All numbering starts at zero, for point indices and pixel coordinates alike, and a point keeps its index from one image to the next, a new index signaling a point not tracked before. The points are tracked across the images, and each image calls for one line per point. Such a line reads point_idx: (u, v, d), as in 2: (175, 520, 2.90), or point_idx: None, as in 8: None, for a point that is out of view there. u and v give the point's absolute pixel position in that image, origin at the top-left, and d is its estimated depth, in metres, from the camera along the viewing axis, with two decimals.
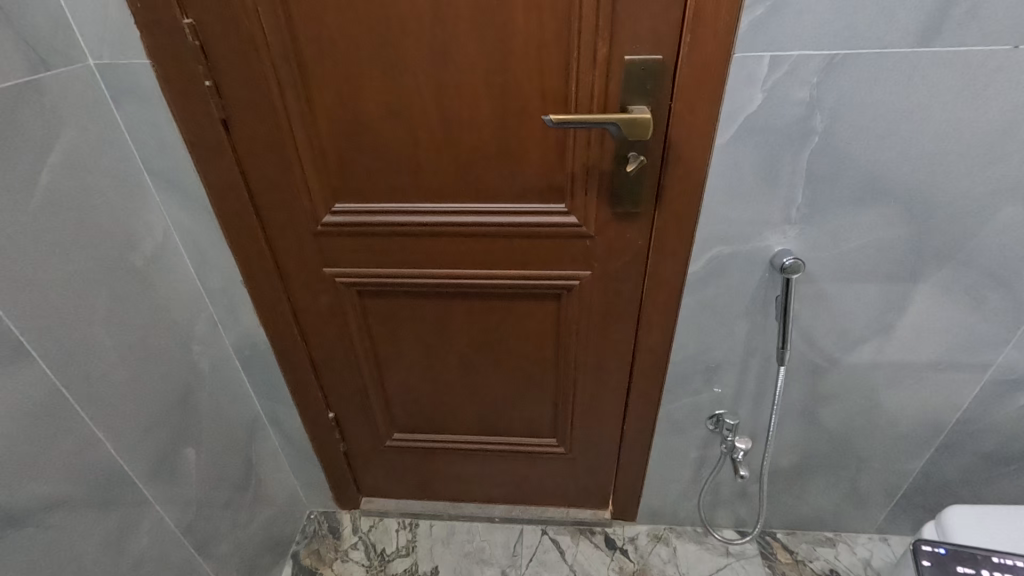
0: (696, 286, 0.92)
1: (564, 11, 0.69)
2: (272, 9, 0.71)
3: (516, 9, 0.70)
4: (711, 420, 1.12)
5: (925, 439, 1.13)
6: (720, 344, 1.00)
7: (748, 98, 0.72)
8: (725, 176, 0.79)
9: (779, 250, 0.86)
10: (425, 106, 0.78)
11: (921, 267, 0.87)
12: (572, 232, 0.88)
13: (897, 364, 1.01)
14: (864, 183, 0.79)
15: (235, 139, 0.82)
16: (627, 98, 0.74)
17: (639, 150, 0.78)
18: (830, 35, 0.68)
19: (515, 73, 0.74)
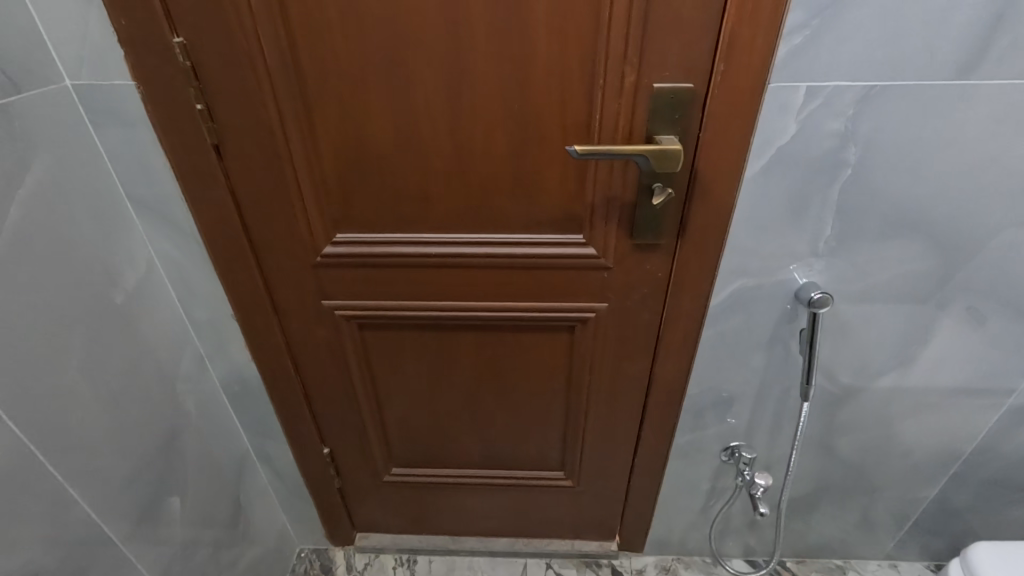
0: (716, 318, 0.88)
1: (591, 37, 0.65)
2: (273, 28, 0.65)
3: (541, 32, 0.65)
4: (725, 452, 1.08)
5: (941, 468, 1.10)
6: (737, 376, 0.97)
7: (781, 128, 0.69)
8: (754, 207, 0.76)
9: (806, 284, 0.83)
10: (438, 131, 0.73)
11: (946, 299, 0.85)
12: (590, 264, 0.84)
13: (916, 395, 0.99)
14: (894, 217, 0.76)
15: (229, 167, 0.75)
16: (654, 127, 0.70)
17: (666, 182, 0.73)
18: (869, 65, 0.65)
19: (536, 99, 0.70)
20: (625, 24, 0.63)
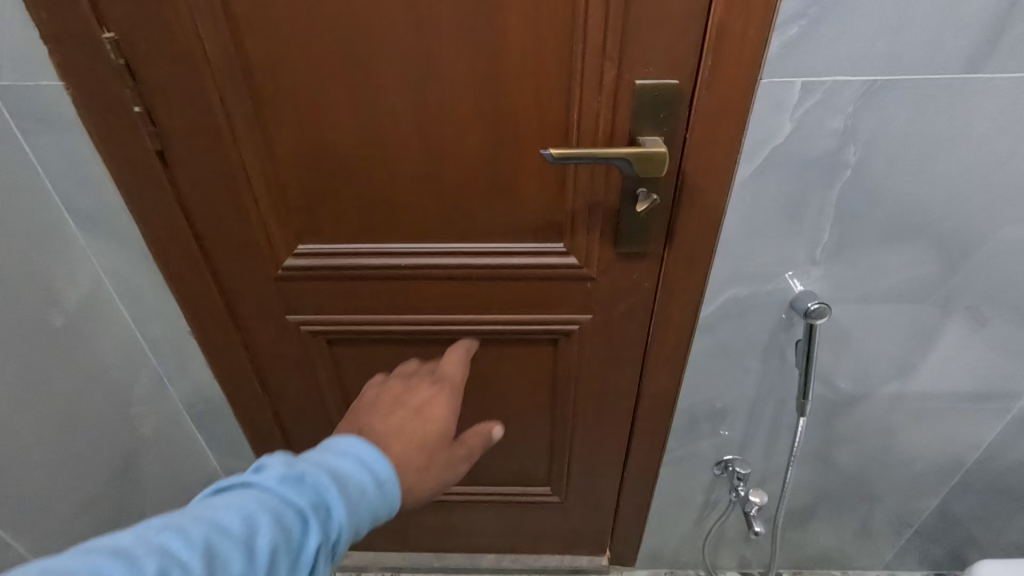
0: (707, 329, 0.83)
1: (568, 30, 0.59)
2: (215, 22, 0.59)
3: (512, 25, 0.59)
4: (718, 466, 1.03)
5: (942, 478, 1.06)
6: (731, 388, 0.92)
7: (775, 127, 0.63)
8: (746, 212, 0.70)
9: (802, 293, 0.78)
10: (404, 134, 0.67)
11: (950, 306, 0.80)
12: (572, 275, 0.78)
13: (919, 404, 0.94)
14: (896, 221, 0.71)
15: (175, 175, 0.69)
16: (638, 128, 0.64)
17: (653, 188, 0.68)
18: (871, 59, 0.59)
19: (509, 99, 0.64)
20: (604, 15, 0.58)
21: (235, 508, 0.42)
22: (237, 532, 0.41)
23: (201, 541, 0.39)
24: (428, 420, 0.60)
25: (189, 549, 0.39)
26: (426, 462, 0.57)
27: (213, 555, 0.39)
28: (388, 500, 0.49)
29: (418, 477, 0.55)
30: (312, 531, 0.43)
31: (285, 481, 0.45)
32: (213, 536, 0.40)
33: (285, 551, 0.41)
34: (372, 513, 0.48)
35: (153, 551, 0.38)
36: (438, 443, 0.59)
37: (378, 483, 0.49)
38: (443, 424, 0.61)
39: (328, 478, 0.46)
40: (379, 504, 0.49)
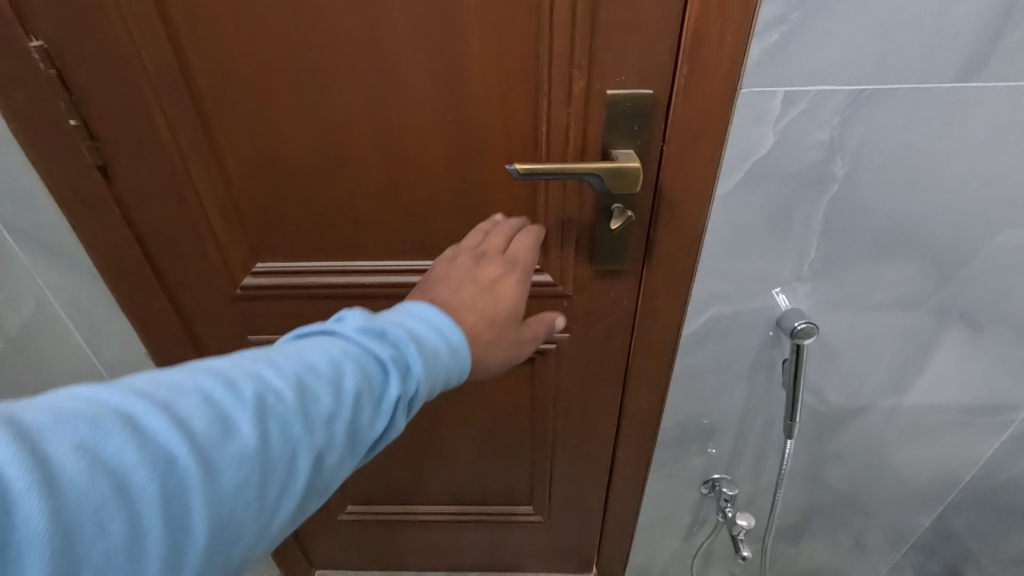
0: (690, 348, 0.79)
1: (533, 36, 0.55)
2: (152, 29, 0.55)
3: (473, 30, 0.55)
4: (706, 485, 0.99)
5: (937, 496, 1.03)
6: (716, 408, 0.88)
7: (757, 139, 0.59)
8: (728, 228, 0.66)
9: (788, 312, 0.74)
10: (362, 146, 0.62)
11: (944, 324, 0.76)
12: (546, 293, 0.74)
13: (912, 422, 0.91)
14: (886, 237, 0.67)
15: (120, 191, 0.65)
16: (610, 140, 0.60)
17: (628, 204, 0.64)
18: (858, 66, 0.55)
19: (473, 109, 0.59)
20: (570, 20, 0.53)
21: (322, 350, 0.39)
22: (324, 370, 0.38)
23: (289, 374, 0.37)
24: (500, 296, 0.54)
25: (279, 381, 0.37)
26: (494, 334, 0.52)
27: (302, 390, 0.37)
28: (461, 367, 0.44)
29: (485, 346, 0.51)
30: (395, 381, 0.40)
31: (365, 331, 0.41)
32: (301, 369, 0.38)
33: (368, 399, 0.39)
34: (448, 375, 0.44)
35: (246, 374, 0.37)
36: (507, 319, 0.54)
37: (450, 349, 0.44)
38: (516, 295, 0.55)
39: (410, 335, 0.42)
40: (457, 368, 0.44)
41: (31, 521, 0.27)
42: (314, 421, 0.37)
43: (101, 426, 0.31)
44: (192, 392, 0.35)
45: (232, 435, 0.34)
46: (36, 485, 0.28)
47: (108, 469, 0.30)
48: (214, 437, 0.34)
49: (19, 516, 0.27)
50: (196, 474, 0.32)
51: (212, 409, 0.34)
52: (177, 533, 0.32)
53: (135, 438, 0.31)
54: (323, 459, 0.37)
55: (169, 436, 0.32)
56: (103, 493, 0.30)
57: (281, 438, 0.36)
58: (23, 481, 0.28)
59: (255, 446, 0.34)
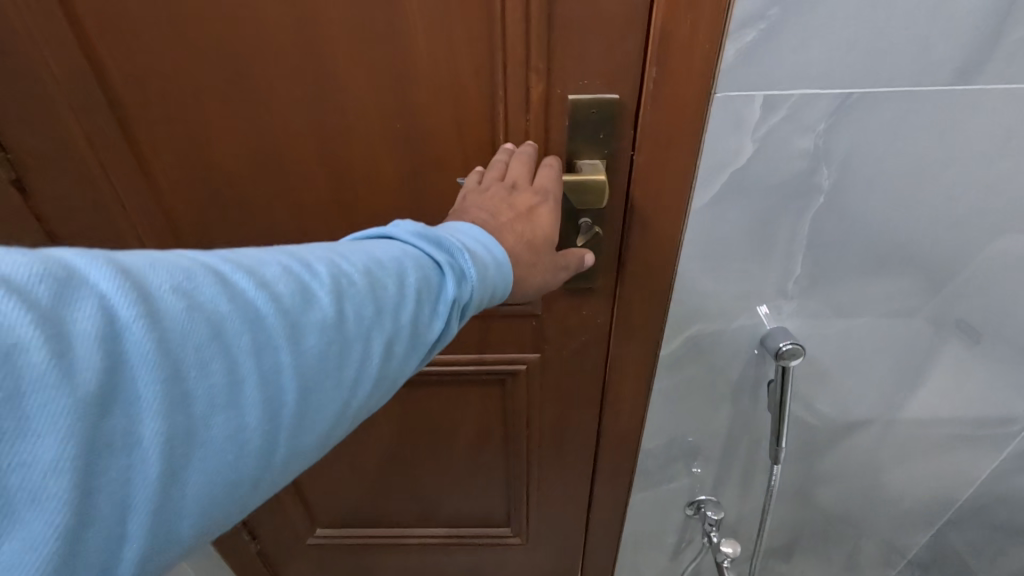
0: (669, 369, 0.74)
1: (484, 34, 0.50)
2: (56, 29, 0.49)
3: (417, 29, 0.49)
4: (691, 506, 0.93)
5: (932, 516, 0.98)
6: (699, 430, 0.83)
7: (736, 147, 0.54)
8: (707, 243, 0.61)
9: (773, 331, 0.69)
10: (304, 156, 0.57)
11: (939, 342, 0.72)
12: (513, 312, 0.70)
13: (907, 441, 0.86)
14: (877, 252, 0.62)
15: (39, 206, 0.59)
16: (575, 150, 0.56)
17: (596, 219, 0.60)
18: (845, 68, 0.50)
19: (423, 115, 0.54)
20: (525, 18, 0.48)
21: (386, 247, 0.39)
22: (389, 262, 0.39)
23: (357, 263, 0.38)
24: (538, 222, 0.48)
25: (350, 267, 0.37)
26: (531, 258, 0.47)
27: (370, 279, 0.37)
28: (505, 280, 0.44)
29: (523, 270, 0.46)
30: (449, 283, 0.40)
31: (419, 237, 0.41)
32: (370, 260, 0.38)
33: (425, 296, 0.39)
34: (492, 292, 0.42)
35: (320, 258, 0.37)
36: (546, 242, 0.49)
37: (496, 262, 0.43)
38: (554, 216, 0.50)
39: (466, 246, 0.42)
40: (502, 284, 0.43)
41: (146, 349, 0.29)
42: (386, 304, 0.37)
43: (195, 277, 0.32)
44: (274, 263, 0.35)
45: (312, 307, 0.35)
46: (144, 315, 0.29)
47: (205, 313, 0.31)
48: (297, 304, 0.34)
49: (134, 342, 0.28)
50: (284, 333, 0.33)
51: (294, 280, 0.35)
52: (270, 383, 0.33)
53: (226, 290, 0.32)
54: (391, 347, 0.38)
55: (258, 296, 0.33)
56: (203, 335, 0.31)
57: (355, 314, 0.36)
58: (137, 309, 0.29)
59: (333, 320, 0.35)
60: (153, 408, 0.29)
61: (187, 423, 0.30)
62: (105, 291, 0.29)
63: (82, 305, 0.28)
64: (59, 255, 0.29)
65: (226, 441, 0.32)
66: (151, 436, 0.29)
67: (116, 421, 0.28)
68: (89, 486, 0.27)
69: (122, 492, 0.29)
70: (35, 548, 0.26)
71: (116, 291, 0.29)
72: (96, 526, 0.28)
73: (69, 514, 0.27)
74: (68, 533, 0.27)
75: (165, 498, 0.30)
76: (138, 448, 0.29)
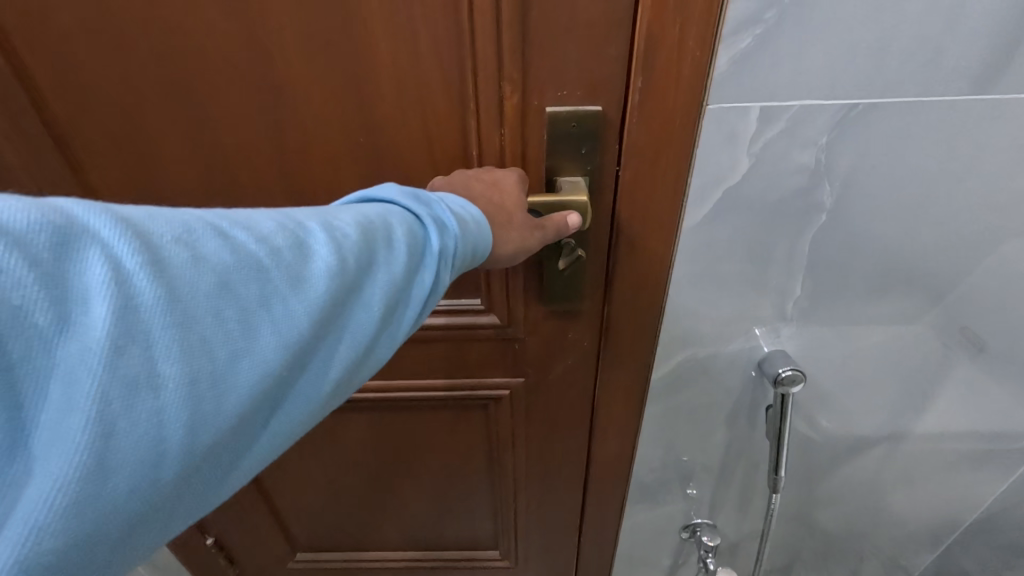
0: (661, 393, 0.70)
1: (450, 41, 0.45)
2: None
3: (375, 35, 0.45)
4: (685, 530, 0.89)
5: (937, 537, 0.94)
6: (694, 454, 0.78)
7: (729, 162, 0.50)
8: (700, 264, 0.57)
9: (771, 354, 0.64)
10: (258, 171, 0.53)
11: (947, 364, 0.68)
12: (493, 335, 0.66)
13: (911, 463, 0.82)
14: (882, 273, 0.58)
15: None
16: (556, 166, 0.51)
17: (580, 241, 0.55)
18: (849, 77, 0.46)
19: (386, 128, 0.49)
20: (497, 23, 0.44)
21: (376, 206, 0.37)
22: (382, 218, 0.36)
23: (350, 219, 0.35)
24: (505, 191, 0.46)
25: (345, 221, 0.34)
26: (507, 218, 0.44)
27: (366, 234, 0.34)
28: (484, 236, 0.41)
29: (503, 229, 0.44)
30: (433, 238, 0.37)
31: (405, 195, 0.39)
32: (361, 215, 0.35)
33: (413, 254, 0.37)
34: (475, 247, 0.40)
35: (314, 216, 0.34)
36: (519, 204, 0.46)
37: (474, 219, 0.41)
38: (519, 183, 0.48)
39: (446, 204, 0.40)
40: (483, 244, 0.41)
41: (154, 299, 0.27)
42: (384, 258, 0.35)
43: (193, 229, 0.29)
44: (268, 219, 0.32)
45: (312, 258, 0.32)
46: (147, 265, 0.27)
47: (211, 264, 0.29)
48: (298, 258, 0.32)
49: (141, 291, 0.26)
50: (291, 285, 0.31)
51: (292, 233, 0.32)
52: (285, 329, 0.31)
53: (227, 242, 0.30)
54: (398, 297, 0.36)
55: (258, 248, 0.30)
56: (210, 285, 0.28)
57: (358, 266, 0.33)
58: (141, 258, 0.27)
59: (336, 271, 0.32)
60: (171, 350, 0.27)
61: (209, 366, 0.28)
62: (106, 240, 0.26)
63: (87, 253, 0.26)
64: (51, 200, 0.26)
65: (247, 387, 0.30)
66: (172, 380, 0.27)
67: (135, 366, 0.26)
68: (108, 438, 0.26)
69: (151, 436, 0.27)
70: (55, 498, 0.25)
71: (118, 238, 0.26)
72: (127, 470, 0.27)
73: (88, 463, 0.26)
74: (87, 483, 0.26)
75: (195, 441, 0.29)
76: (162, 394, 0.27)
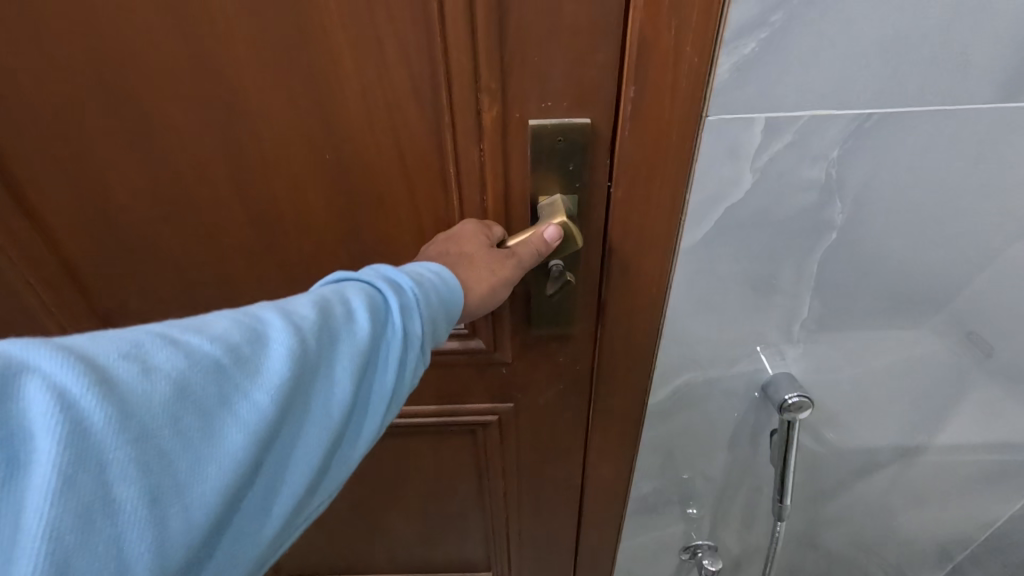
0: (659, 417, 0.66)
1: (421, 52, 0.41)
2: None
3: (339, 51, 0.41)
4: (685, 551, 0.85)
5: (946, 554, 0.91)
6: (695, 476, 0.74)
7: (732, 178, 0.45)
8: (699, 285, 0.52)
9: (775, 378, 0.60)
10: (222, 197, 0.49)
11: (961, 383, 0.64)
12: (479, 361, 0.62)
13: (922, 483, 0.78)
14: (896, 292, 0.54)
15: None
16: (542, 182, 0.47)
17: (569, 265, 0.51)
18: (865, 84, 0.41)
19: (356, 145, 0.46)
20: (471, 28, 0.40)
21: (334, 286, 0.37)
22: (337, 294, 0.36)
23: (306, 303, 0.34)
24: (462, 237, 0.46)
25: (301, 306, 0.34)
26: (469, 260, 0.44)
27: (324, 312, 0.34)
28: (450, 291, 0.40)
29: (464, 270, 0.43)
30: (394, 308, 0.36)
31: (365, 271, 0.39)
32: (318, 298, 0.35)
33: (381, 323, 0.36)
34: (445, 307, 0.39)
35: (272, 306, 0.34)
36: (480, 243, 0.45)
37: (436, 275, 0.40)
38: (486, 227, 0.47)
39: (414, 269, 0.40)
40: (451, 297, 0.40)
41: (104, 418, 0.26)
42: (347, 332, 0.34)
43: (142, 343, 0.29)
44: (222, 318, 0.32)
45: (269, 347, 0.32)
46: (94, 385, 0.26)
47: (163, 372, 0.28)
48: (255, 349, 0.31)
49: (88, 413, 0.26)
50: (249, 377, 0.30)
51: (247, 327, 0.32)
52: (250, 424, 0.30)
53: (178, 348, 0.29)
54: (371, 371, 0.35)
55: (211, 347, 0.30)
56: (165, 394, 0.28)
57: (318, 346, 0.33)
58: (86, 379, 0.26)
59: (295, 354, 0.32)
60: (127, 467, 0.26)
61: (170, 478, 0.28)
62: (49, 370, 0.26)
63: (29, 389, 0.25)
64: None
65: (216, 489, 0.29)
66: (130, 498, 0.26)
67: (90, 491, 0.26)
68: (63, 575, 0.25)
69: (113, 561, 0.26)
70: None
71: (61, 366, 0.26)
72: None
73: None
74: None
75: (163, 557, 0.28)
76: (121, 514, 0.26)
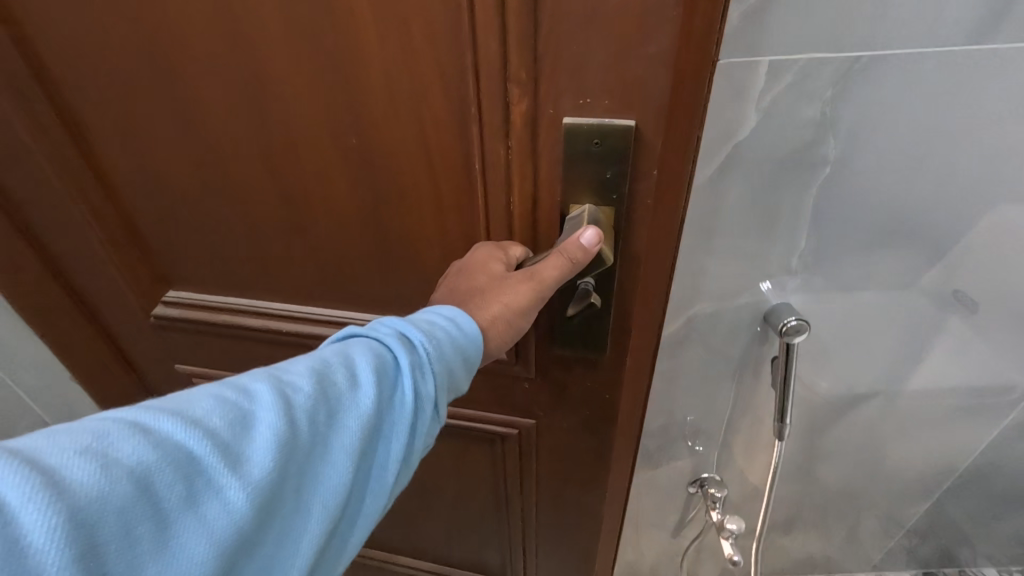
0: (670, 349, 0.73)
1: (448, 43, 0.47)
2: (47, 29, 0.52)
3: (369, 51, 0.48)
4: (694, 484, 0.92)
5: (933, 485, 0.97)
6: (702, 409, 0.81)
7: (739, 119, 0.52)
8: (707, 218, 0.59)
9: (778, 306, 0.67)
10: (261, 180, 0.59)
11: (945, 316, 0.70)
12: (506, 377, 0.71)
13: (909, 416, 0.85)
14: (883, 221, 0.60)
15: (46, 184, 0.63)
16: (575, 182, 0.52)
17: (599, 285, 0.57)
18: (855, 30, 0.48)
19: (382, 135, 0.54)
20: (500, 17, 0.44)
21: (330, 353, 0.41)
22: (334, 362, 0.40)
23: (296, 378, 0.38)
24: (477, 270, 0.54)
25: (291, 381, 0.38)
26: (481, 295, 0.52)
27: (318, 386, 0.38)
28: (469, 337, 0.47)
29: (478, 306, 0.52)
30: (403, 377, 0.41)
31: (359, 338, 0.43)
32: (312, 369, 0.39)
33: (383, 387, 0.40)
34: (450, 367, 0.44)
35: (260, 380, 0.38)
36: (493, 274, 0.54)
37: (452, 322, 0.47)
38: (503, 250, 0.55)
39: (432, 325, 0.45)
40: (473, 351, 0.47)
41: (50, 528, 0.27)
42: (346, 403, 0.38)
43: (107, 435, 0.31)
44: (206, 399, 0.35)
45: (252, 432, 0.34)
46: (47, 488, 0.28)
47: (127, 469, 0.30)
48: (235, 433, 0.34)
49: (27, 527, 0.26)
50: (224, 471, 0.33)
51: (231, 410, 0.35)
52: (212, 526, 0.31)
53: (146, 439, 0.32)
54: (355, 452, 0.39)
55: (188, 437, 0.33)
56: (126, 493, 0.30)
57: (307, 423, 0.36)
58: (38, 484, 0.27)
59: (280, 438, 0.35)
60: None
61: None
62: None
63: None
64: None
65: None
66: None
67: None
68: None
69: None
70: None
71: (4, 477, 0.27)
72: None
73: None
74: None
75: None
76: None
